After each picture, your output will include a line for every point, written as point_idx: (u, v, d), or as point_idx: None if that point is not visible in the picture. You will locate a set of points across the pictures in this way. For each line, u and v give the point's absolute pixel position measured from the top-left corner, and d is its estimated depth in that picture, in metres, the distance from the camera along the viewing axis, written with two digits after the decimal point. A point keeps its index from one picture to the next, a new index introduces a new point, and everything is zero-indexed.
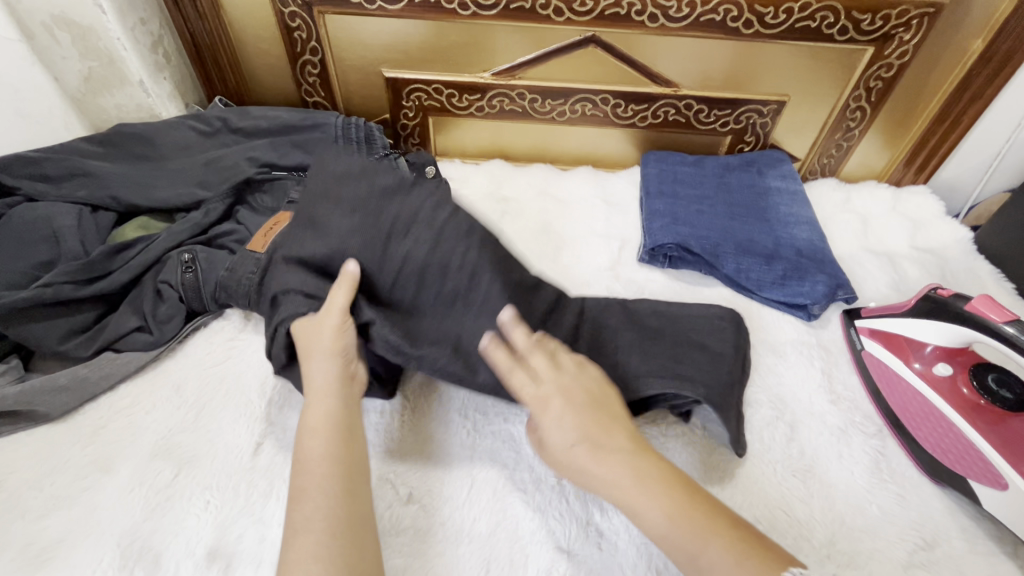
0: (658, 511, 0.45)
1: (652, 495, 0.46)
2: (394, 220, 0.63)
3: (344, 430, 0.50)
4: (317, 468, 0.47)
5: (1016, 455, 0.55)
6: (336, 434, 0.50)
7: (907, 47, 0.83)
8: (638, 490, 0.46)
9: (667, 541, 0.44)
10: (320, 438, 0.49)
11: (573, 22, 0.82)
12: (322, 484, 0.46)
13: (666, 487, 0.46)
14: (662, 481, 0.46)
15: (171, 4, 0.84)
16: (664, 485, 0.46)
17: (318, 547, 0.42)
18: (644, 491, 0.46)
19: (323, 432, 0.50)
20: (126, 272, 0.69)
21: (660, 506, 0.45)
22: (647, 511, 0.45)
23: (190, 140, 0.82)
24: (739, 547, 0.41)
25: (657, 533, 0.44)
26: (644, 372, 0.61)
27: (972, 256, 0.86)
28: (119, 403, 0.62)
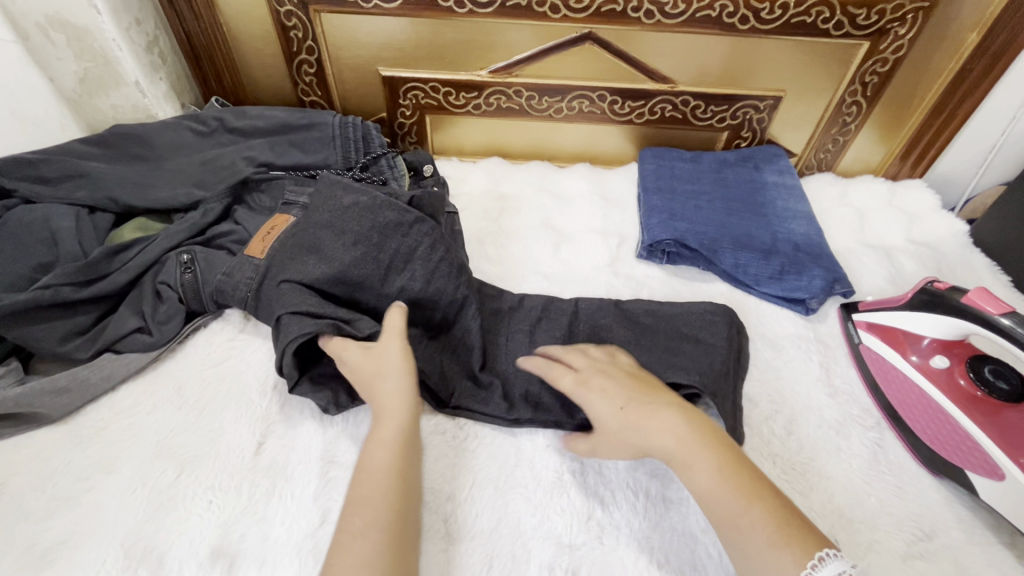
0: (709, 467, 0.48)
1: (702, 454, 0.49)
2: (394, 255, 0.66)
3: (410, 445, 0.51)
4: (381, 479, 0.47)
5: (1014, 446, 0.55)
6: (403, 447, 0.50)
7: (902, 41, 0.83)
8: (690, 449, 0.49)
9: (712, 497, 0.46)
10: (387, 449, 0.50)
11: (569, 19, 0.82)
12: (382, 490, 0.47)
13: (715, 448, 0.49)
14: (713, 439, 0.50)
15: (166, 4, 0.83)
16: (712, 446, 0.49)
17: (373, 554, 0.42)
18: (697, 445, 0.49)
19: (388, 443, 0.50)
20: (125, 272, 0.69)
21: (711, 464, 0.48)
22: (695, 471, 0.48)
23: (187, 140, 0.82)
24: (777, 515, 0.45)
25: (703, 489, 0.47)
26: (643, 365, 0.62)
27: (967, 249, 0.87)
28: (120, 404, 0.62)
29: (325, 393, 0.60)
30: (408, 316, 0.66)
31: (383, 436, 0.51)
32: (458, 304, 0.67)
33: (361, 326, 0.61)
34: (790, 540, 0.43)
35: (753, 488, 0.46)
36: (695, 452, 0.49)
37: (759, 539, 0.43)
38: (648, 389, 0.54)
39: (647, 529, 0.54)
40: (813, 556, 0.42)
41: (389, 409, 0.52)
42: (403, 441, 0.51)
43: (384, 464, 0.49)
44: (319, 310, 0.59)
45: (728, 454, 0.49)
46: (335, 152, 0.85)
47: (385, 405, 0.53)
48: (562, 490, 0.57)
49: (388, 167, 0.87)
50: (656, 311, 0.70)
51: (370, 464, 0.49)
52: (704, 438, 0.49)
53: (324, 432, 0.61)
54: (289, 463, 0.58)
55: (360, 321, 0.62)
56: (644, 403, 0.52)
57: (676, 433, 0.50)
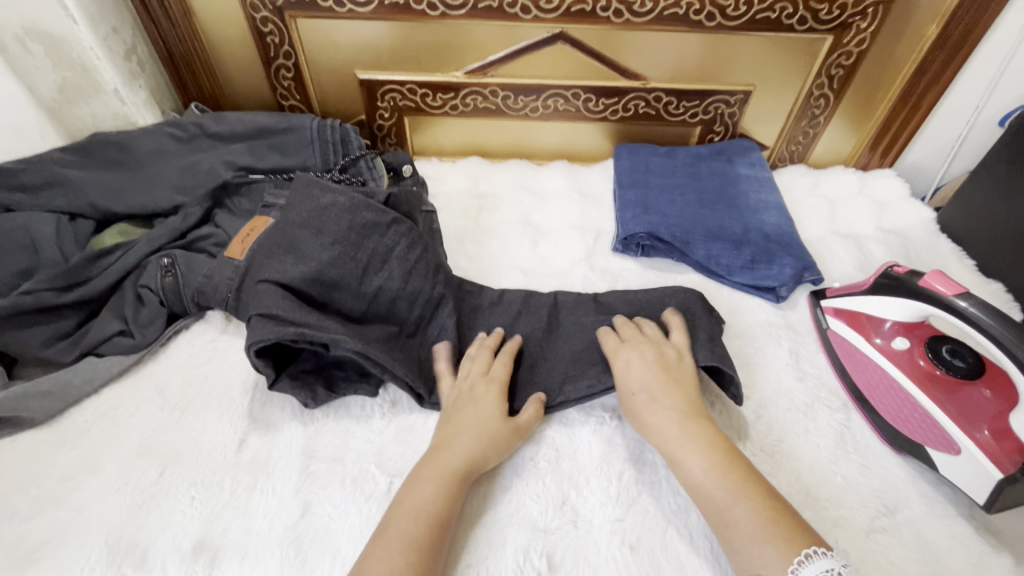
0: (700, 464, 0.53)
1: (696, 452, 0.53)
2: (372, 255, 0.67)
3: (453, 490, 0.53)
4: (411, 517, 0.50)
5: (970, 421, 0.57)
6: (440, 490, 0.52)
7: (864, 35, 0.85)
8: (682, 445, 0.54)
9: (703, 489, 0.51)
10: (430, 491, 0.52)
11: (540, 19, 0.84)
12: (409, 534, 0.49)
13: (710, 449, 0.53)
14: (709, 441, 0.54)
15: (143, 12, 0.85)
16: (706, 446, 0.54)
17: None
18: (690, 445, 0.54)
19: (427, 484, 0.53)
20: (106, 277, 0.70)
21: (702, 460, 0.53)
22: (688, 464, 0.53)
23: (167, 146, 0.83)
24: (766, 514, 0.48)
25: (692, 482, 0.52)
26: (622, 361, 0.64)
27: (935, 235, 0.89)
28: (103, 406, 0.63)
29: (305, 390, 0.62)
30: (385, 316, 0.66)
31: (427, 475, 0.53)
32: (435, 303, 0.68)
33: (329, 330, 0.58)
34: (774, 536, 0.47)
35: (743, 488, 0.50)
36: (685, 448, 0.54)
37: (746, 532, 0.48)
38: (664, 385, 0.59)
39: (621, 513, 0.56)
40: (800, 552, 0.45)
41: (443, 458, 0.55)
42: (444, 489, 0.52)
43: (411, 506, 0.51)
44: (289, 315, 0.58)
45: (723, 455, 0.53)
46: (314, 155, 0.86)
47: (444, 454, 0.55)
48: (538, 477, 0.58)
49: (367, 168, 0.88)
50: (631, 301, 0.72)
51: (405, 501, 0.51)
52: (699, 440, 0.54)
53: (305, 427, 0.62)
54: (271, 459, 0.60)
55: (328, 324, 0.59)
56: (655, 399, 0.58)
57: (673, 431, 0.55)
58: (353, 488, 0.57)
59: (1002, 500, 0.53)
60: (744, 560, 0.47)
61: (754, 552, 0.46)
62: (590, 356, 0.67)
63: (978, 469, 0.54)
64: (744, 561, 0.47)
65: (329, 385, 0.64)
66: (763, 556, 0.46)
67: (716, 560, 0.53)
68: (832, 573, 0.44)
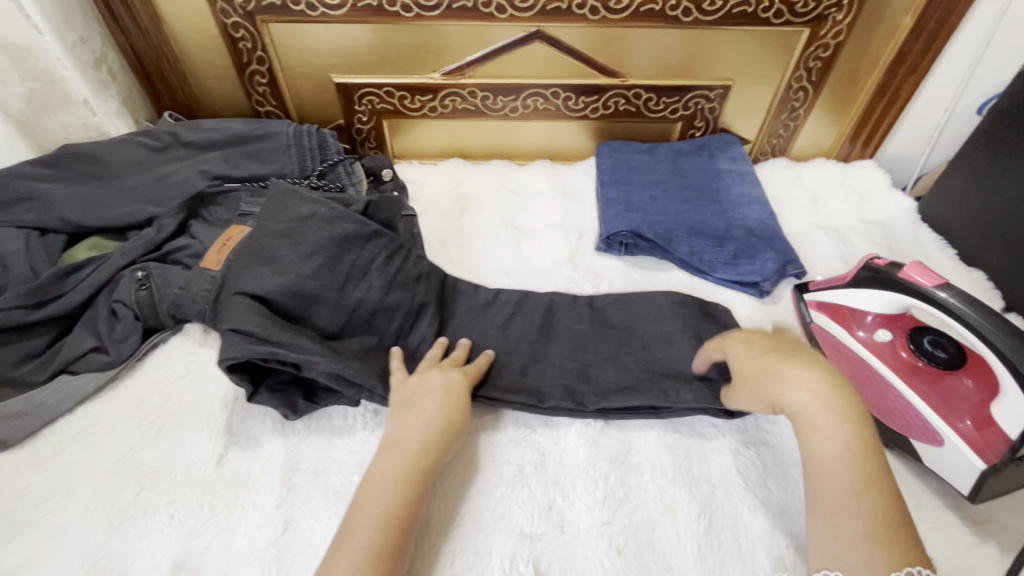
0: (838, 441, 0.48)
1: (840, 425, 0.48)
2: (352, 266, 0.66)
3: (416, 479, 0.52)
4: (373, 513, 0.49)
5: (954, 412, 0.56)
6: (409, 488, 0.52)
7: (840, 26, 0.85)
8: (821, 414, 0.49)
9: (829, 465, 0.48)
10: (397, 490, 0.51)
11: (515, 18, 0.83)
12: (376, 544, 0.47)
13: (857, 425, 0.48)
14: (848, 417, 0.48)
15: (110, 20, 0.83)
16: (845, 419, 0.49)
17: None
18: (837, 419, 0.49)
19: (391, 483, 0.51)
20: (79, 292, 0.68)
21: (839, 436, 0.48)
22: (822, 435, 0.49)
23: (139, 156, 0.81)
24: (885, 513, 0.44)
25: (822, 457, 0.48)
26: (613, 386, 0.63)
27: (916, 224, 0.90)
28: (78, 425, 0.62)
29: (283, 400, 0.60)
30: (364, 329, 0.65)
31: (391, 473, 0.52)
32: (415, 313, 0.68)
33: (303, 350, 0.57)
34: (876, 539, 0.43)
35: (874, 478, 0.46)
36: (815, 420, 0.49)
37: (852, 525, 0.45)
38: (789, 368, 0.52)
39: (608, 517, 0.55)
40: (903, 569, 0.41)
41: (406, 452, 0.54)
42: (409, 485, 0.52)
43: (376, 507, 0.50)
44: (264, 333, 0.57)
45: (866, 435, 0.48)
46: (291, 162, 0.85)
47: (404, 445, 0.54)
48: (524, 482, 0.58)
49: (345, 173, 0.86)
50: (626, 306, 0.71)
51: (370, 506, 0.50)
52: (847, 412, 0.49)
53: (286, 441, 0.61)
54: (252, 473, 0.59)
55: (303, 345, 0.58)
56: (784, 377, 0.52)
57: (806, 402, 0.50)
58: (337, 500, 0.56)
59: (985, 490, 0.53)
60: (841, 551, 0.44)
61: (857, 548, 0.43)
62: (572, 357, 0.67)
63: (962, 460, 0.54)
64: (839, 550, 0.44)
65: (310, 395, 0.62)
66: (859, 553, 0.43)
67: (705, 562, 0.52)
68: None
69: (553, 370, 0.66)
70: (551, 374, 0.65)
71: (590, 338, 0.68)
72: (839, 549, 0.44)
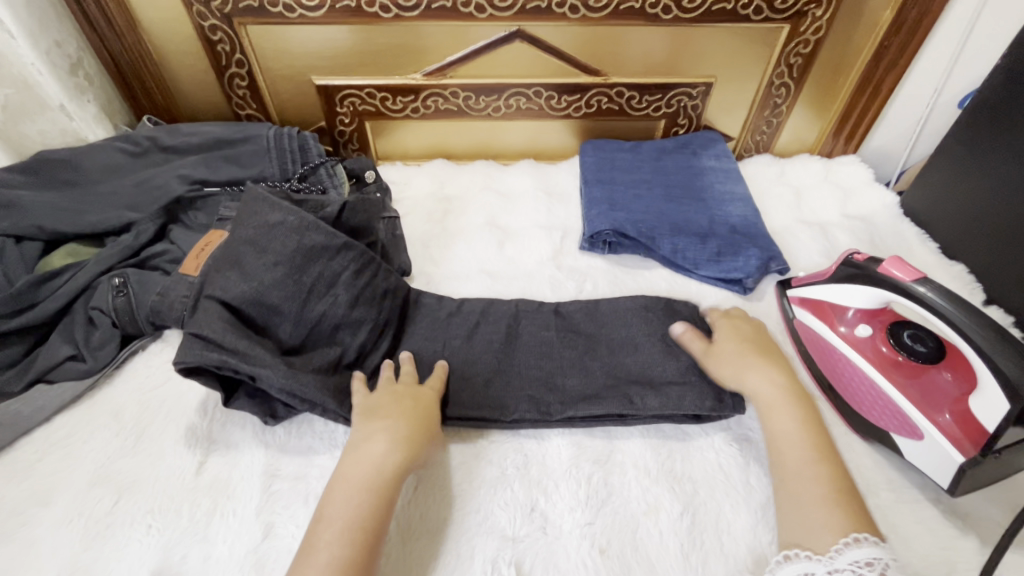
0: (792, 423, 0.56)
1: (789, 412, 0.57)
2: (316, 279, 0.63)
3: (377, 489, 0.51)
4: (342, 526, 0.49)
5: (934, 406, 0.57)
6: (375, 498, 0.51)
7: (820, 23, 0.85)
8: (779, 403, 0.57)
9: (786, 443, 0.55)
10: (360, 502, 0.50)
11: (495, 18, 0.83)
12: (350, 558, 0.47)
13: (805, 408, 0.57)
14: (800, 402, 0.57)
15: (85, 24, 0.82)
16: (796, 404, 0.57)
17: None
18: (789, 406, 0.57)
19: (354, 496, 0.51)
20: (56, 300, 0.68)
21: (794, 418, 0.56)
22: (779, 421, 0.56)
23: (117, 161, 0.80)
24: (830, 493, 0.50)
25: (779, 437, 0.56)
26: (583, 394, 0.63)
27: (898, 219, 0.90)
28: (55, 434, 0.61)
29: (262, 406, 0.60)
30: (326, 343, 0.64)
31: (355, 482, 0.52)
32: (379, 329, 0.67)
33: (257, 360, 0.55)
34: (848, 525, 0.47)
35: (827, 462, 0.53)
36: (775, 406, 0.57)
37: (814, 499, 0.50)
38: (764, 360, 0.61)
39: (591, 517, 0.55)
40: (849, 537, 0.46)
41: (371, 455, 0.53)
42: (377, 497, 0.51)
43: (343, 517, 0.49)
44: (218, 338, 0.55)
45: (812, 417, 0.56)
46: (271, 165, 0.84)
47: (371, 446, 0.54)
48: (506, 483, 0.58)
49: (327, 176, 0.85)
50: (600, 312, 0.71)
51: (336, 517, 0.49)
52: (798, 400, 0.57)
53: (267, 448, 0.61)
54: (232, 480, 0.58)
55: (257, 354, 0.56)
56: (760, 365, 0.60)
57: (766, 389, 0.58)
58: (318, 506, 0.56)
59: (964, 483, 0.53)
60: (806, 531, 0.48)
61: (821, 510, 0.49)
62: (553, 357, 0.67)
63: (941, 453, 0.54)
64: (804, 529, 0.49)
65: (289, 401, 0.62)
66: (829, 518, 0.48)
67: (687, 561, 0.52)
68: (877, 561, 0.44)
69: (536, 371, 0.66)
70: (516, 385, 0.64)
71: (571, 337, 0.68)
72: (810, 518, 0.49)
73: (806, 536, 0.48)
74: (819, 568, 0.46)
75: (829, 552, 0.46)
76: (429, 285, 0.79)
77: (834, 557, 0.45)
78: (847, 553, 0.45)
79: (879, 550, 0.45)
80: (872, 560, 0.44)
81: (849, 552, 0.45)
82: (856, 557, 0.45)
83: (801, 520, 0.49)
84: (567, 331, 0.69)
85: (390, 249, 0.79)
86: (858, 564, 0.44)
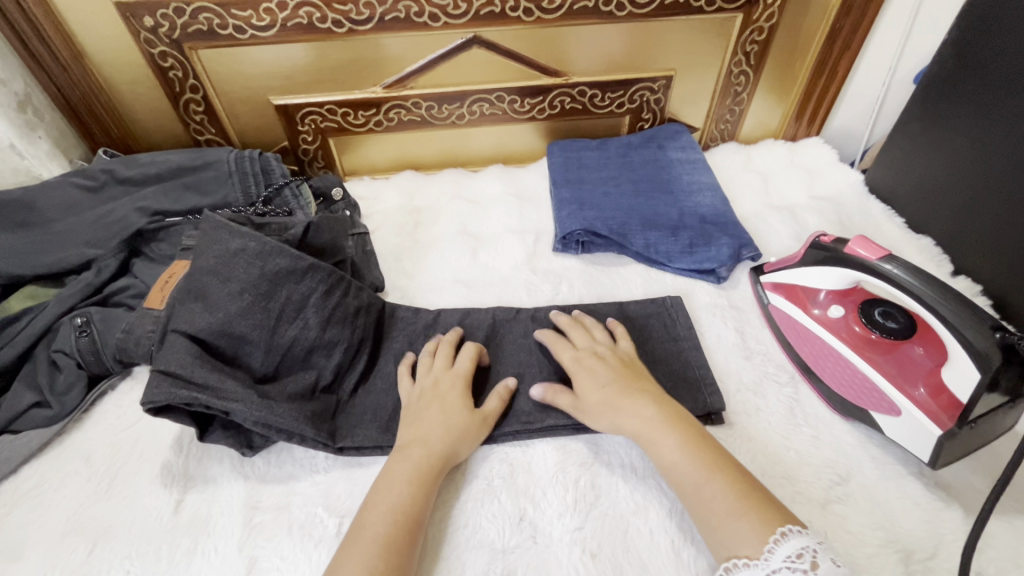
0: (674, 448, 0.53)
1: (668, 435, 0.54)
2: (284, 304, 0.62)
3: (424, 479, 0.53)
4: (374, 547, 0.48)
5: (909, 381, 0.57)
6: (416, 487, 0.52)
7: (772, 10, 0.86)
8: (657, 428, 0.55)
9: (674, 467, 0.52)
10: (407, 491, 0.52)
11: (451, 25, 0.82)
12: (383, 537, 0.48)
13: (684, 430, 0.55)
14: (684, 430, 0.54)
15: (29, 59, 0.78)
16: (675, 430, 0.54)
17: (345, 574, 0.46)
18: (661, 430, 0.54)
19: (399, 483, 0.52)
20: (15, 346, 0.67)
21: (674, 443, 0.53)
22: (662, 445, 0.54)
23: (75, 198, 0.77)
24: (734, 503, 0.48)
25: (668, 463, 0.53)
26: (566, 402, 0.63)
27: (865, 197, 0.91)
28: (24, 485, 0.59)
29: (238, 437, 0.59)
30: (300, 368, 0.63)
31: (400, 474, 0.53)
32: (354, 350, 0.66)
33: (227, 395, 0.54)
34: (747, 510, 0.47)
35: (731, 481, 0.50)
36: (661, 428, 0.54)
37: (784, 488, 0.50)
38: (632, 395, 0.58)
39: (579, 521, 0.55)
40: (777, 532, 0.45)
41: (413, 454, 0.55)
42: (419, 487, 0.53)
43: (383, 505, 0.51)
44: (187, 374, 0.54)
45: (693, 438, 0.54)
46: (234, 190, 0.82)
47: (413, 449, 0.55)
48: (493, 495, 0.57)
49: (292, 197, 0.84)
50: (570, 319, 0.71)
51: (378, 503, 0.51)
52: (677, 422, 0.55)
53: (246, 481, 0.59)
54: (212, 516, 0.56)
55: (228, 387, 0.55)
56: (629, 402, 0.57)
57: (636, 425, 0.55)
58: (302, 535, 0.54)
59: (944, 455, 0.54)
60: (723, 533, 0.47)
61: (736, 523, 0.47)
62: (533, 366, 0.66)
63: (918, 427, 0.55)
64: (724, 536, 0.47)
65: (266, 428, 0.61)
66: (738, 526, 0.46)
67: (679, 558, 0.52)
68: (807, 551, 0.43)
69: (518, 379, 0.65)
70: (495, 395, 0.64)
71: (538, 348, 0.68)
72: (723, 529, 0.47)
73: (734, 545, 0.46)
74: (759, 574, 0.44)
75: (762, 555, 0.44)
76: (404, 299, 0.78)
77: (768, 558, 0.44)
78: (780, 550, 0.44)
79: (804, 539, 0.44)
80: (802, 551, 0.43)
81: (780, 548, 0.44)
82: (788, 552, 0.43)
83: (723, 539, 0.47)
84: (545, 337, 0.69)
85: (361, 266, 0.78)
86: (791, 559, 0.43)
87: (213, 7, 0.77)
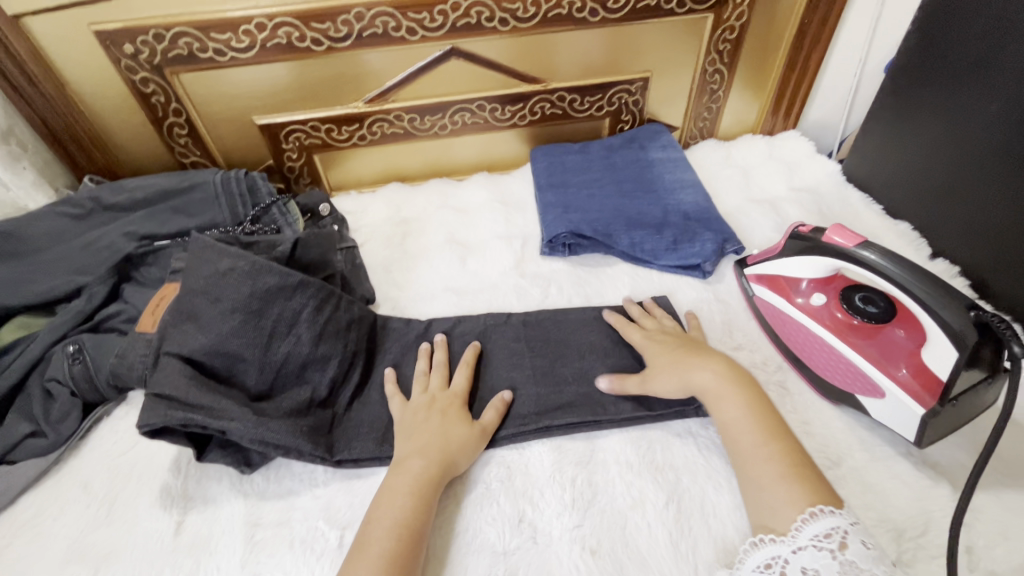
0: (740, 409, 0.57)
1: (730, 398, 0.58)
2: (276, 321, 0.63)
3: (425, 488, 0.54)
4: (378, 556, 0.48)
5: (892, 363, 0.58)
6: (415, 499, 0.53)
7: (742, 9, 0.88)
8: (723, 390, 0.59)
9: (737, 425, 0.56)
10: (406, 504, 0.52)
11: (428, 38, 0.84)
12: (390, 551, 0.49)
13: (749, 391, 0.59)
14: (751, 394, 0.58)
15: (10, 90, 0.79)
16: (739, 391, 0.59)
17: None
18: (730, 394, 0.58)
19: (400, 496, 0.53)
20: (8, 377, 0.67)
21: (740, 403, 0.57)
22: (728, 409, 0.58)
23: (63, 227, 0.78)
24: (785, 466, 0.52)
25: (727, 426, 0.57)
26: (560, 403, 0.64)
27: (842, 186, 0.93)
28: (22, 516, 0.59)
29: (236, 455, 0.60)
30: (294, 384, 0.63)
31: (400, 487, 0.54)
32: (347, 364, 0.66)
33: (224, 413, 0.55)
34: (794, 475, 0.51)
35: (785, 447, 0.54)
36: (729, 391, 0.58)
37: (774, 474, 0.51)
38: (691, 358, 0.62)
39: (579, 519, 0.55)
40: (806, 511, 0.48)
41: (413, 467, 0.55)
42: (418, 500, 0.53)
43: (387, 519, 0.51)
44: (182, 396, 0.54)
45: (756, 400, 0.58)
46: (221, 211, 0.83)
47: (411, 462, 0.56)
48: (491, 499, 0.57)
49: (280, 215, 0.84)
50: (559, 321, 0.73)
51: (382, 516, 0.52)
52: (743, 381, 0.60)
53: (246, 498, 0.59)
54: (212, 535, 0.57)
55: (223, 406, 0.55)
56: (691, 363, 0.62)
57: (710, 380, 0.60)
58: (304, 548, 0.55)
59: (929, 434, 0.55)
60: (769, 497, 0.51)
61: (779, 488, 0.51)
62: (526, 369, 0.67)
63: (904, 408, 0.56)
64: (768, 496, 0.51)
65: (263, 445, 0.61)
66: (778, 495, 0.50)
67: (677, 550, 0.53)
68: (838, 529, 0.46)
69: (511, 383, 0.66)
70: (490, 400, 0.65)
71: (529, 352, 0.69)
72: (766, 500, 0.51)
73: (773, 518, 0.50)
74: (784, 550, 0.47)
75: (790, 532, 0.48)
76: (395, 309, 0.79)
77: (797, 535, 0.47)
78: (808, 528, 0.47)
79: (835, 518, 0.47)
80: (831, 531, 0.46)
81: (808, 527, 0.47)
82: (817, 530, 0.47)
83: (763, 505, 0.51)
84: (536, 341, 0.70)
85: (352, 279, 0.79)
86: (819, 537, 0.46)
87: (193, 31, 0.78)
